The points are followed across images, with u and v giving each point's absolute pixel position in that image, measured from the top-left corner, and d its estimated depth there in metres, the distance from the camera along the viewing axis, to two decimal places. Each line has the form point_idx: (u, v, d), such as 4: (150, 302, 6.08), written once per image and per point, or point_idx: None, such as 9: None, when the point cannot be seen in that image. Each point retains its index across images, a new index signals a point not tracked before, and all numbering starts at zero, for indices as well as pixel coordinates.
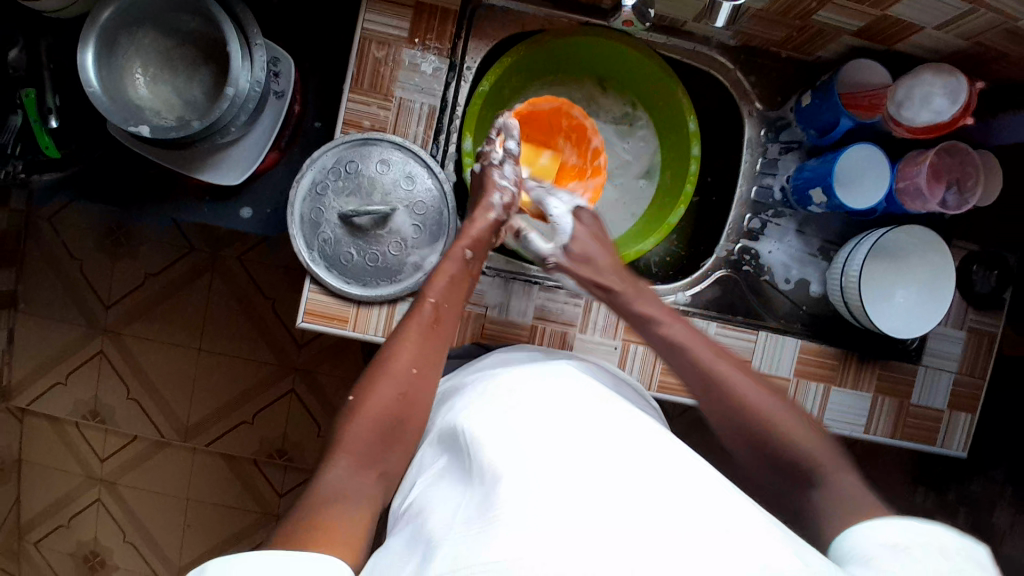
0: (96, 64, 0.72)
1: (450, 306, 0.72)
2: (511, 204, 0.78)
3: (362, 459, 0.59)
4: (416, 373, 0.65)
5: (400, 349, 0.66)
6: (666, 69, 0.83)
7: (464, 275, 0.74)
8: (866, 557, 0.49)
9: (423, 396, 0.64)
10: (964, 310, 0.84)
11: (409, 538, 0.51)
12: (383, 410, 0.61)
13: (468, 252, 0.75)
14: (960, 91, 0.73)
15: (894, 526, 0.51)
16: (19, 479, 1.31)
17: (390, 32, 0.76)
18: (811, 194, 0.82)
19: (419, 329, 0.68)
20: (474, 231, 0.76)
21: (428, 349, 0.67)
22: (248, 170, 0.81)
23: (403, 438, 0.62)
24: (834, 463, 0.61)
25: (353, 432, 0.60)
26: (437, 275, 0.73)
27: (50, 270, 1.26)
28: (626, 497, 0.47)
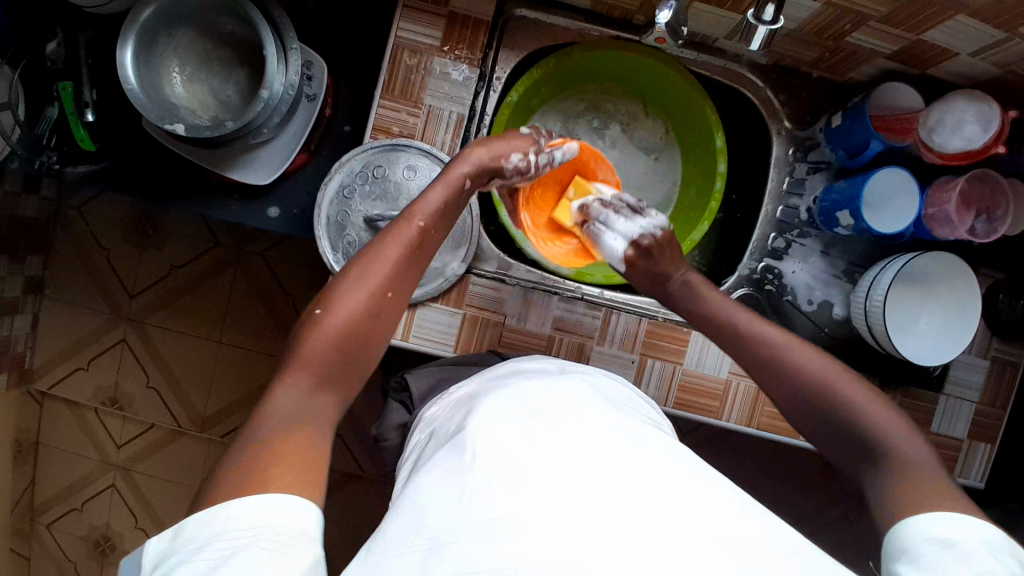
0: (135, 63, 0.74)
1: (439, 228, 0.68)
2: (523, 168, 0.74)
3: (320, 376, 0.56)
4: (391, 295, 0.61)
5: (378, 262, 0.62)
6: (696, 86, 0.83)
7: (456, 198, 0.69)
8: (919, 554, 0.47)
9: (390, 316, 0.61)
10: (988, 339, 0.83)
11: (407, 525, 0.50)
12: (344, 326, 0.58)
13: (467, 181, 0.70)
14: (992, 120, 0.72)
15: (953, 523, 0.48)
16: (37, 461, 1.34)
17: (422, 40, 0.77)
18: (838, 216, 0.81)
19: (401, 244, 0.64)
20: (473, 163, 0.71)
21: (408, 269, 0.64)
22: (276, 172, 0.83)
23: (358, 363, 0.59)
24: (899, 431, 0.57)
25: (311, 346, 0.56)
26: (431, 192, 0.68)
27: (78, 257, 1.29)
28: (634, 519, 0.46)
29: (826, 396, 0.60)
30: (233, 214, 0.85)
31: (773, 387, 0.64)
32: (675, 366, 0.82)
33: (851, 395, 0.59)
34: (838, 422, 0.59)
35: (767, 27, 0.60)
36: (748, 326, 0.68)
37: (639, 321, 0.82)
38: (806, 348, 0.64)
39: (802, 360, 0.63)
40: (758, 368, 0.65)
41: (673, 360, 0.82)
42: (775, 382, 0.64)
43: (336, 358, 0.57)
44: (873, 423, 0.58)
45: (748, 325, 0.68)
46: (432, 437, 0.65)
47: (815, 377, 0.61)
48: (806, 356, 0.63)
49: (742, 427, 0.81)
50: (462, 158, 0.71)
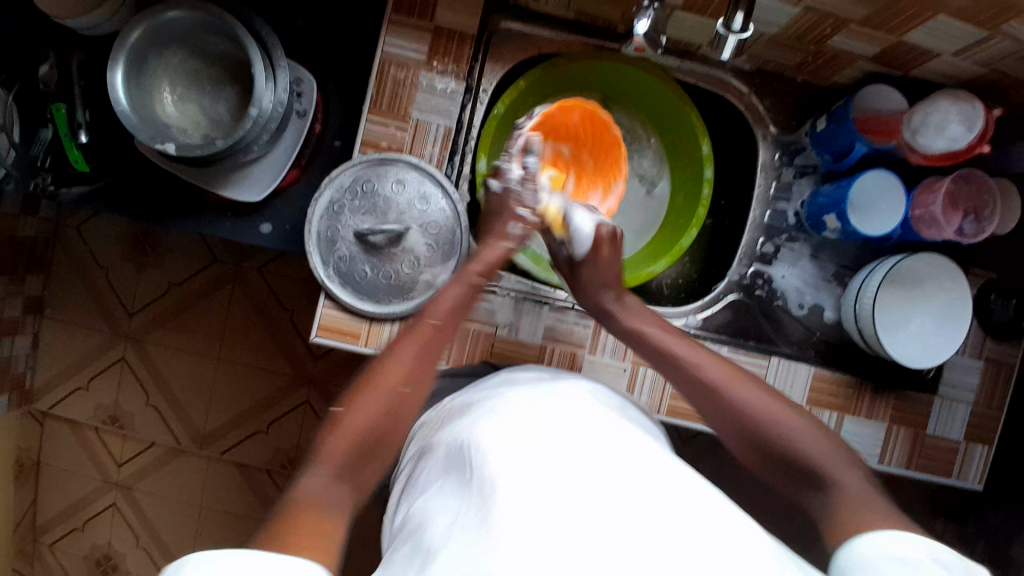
0: (125, 83, 0.75)
1: (450, 323, 0.69)
2: (527, 234, 0.75)
3: (339, 470, 0.58)
4: (405, 390, 0.63)
5: (393, 360, 0.64)
6: (681, 95, 0.84)
7: (470, 295, 0.71)
8: (877, 569, 0.49)
9: (410, 412, 0.63)
10: (982, 339, 0.83)
11: (410, 544, 0.51)
12: (368, 426, 0.60)
13: (480, 279, 0.72)
14: (976, 119, 0.72)
15: (904, 539, 0.51)
16: (37, 482, 1.34)
17: (409, 55, 0.78)
18: (824, 220, 0.82)
19: (414, 340, 0.66)
20: (489, 256, 0.73)
21: (424, 365, 0.65)
22: (268, 188, 0.84)
23: (378, 456, 0.61)
24: (837, 466, 0.60)
25: (333, 442, 0.59)
26: (443, 293, 0.70)
27: (78, 277, 1.30)
28: (623, 524, 0.47)
29: (773, 433, 0.62)
30: (225, 230, 0.86)
31: (720, 425, 0.65)
32: None
33: (795, 431, 0.62)
34: (776, 452, 0.61)
35: (736, 35, 0.62)
36: (694, 363, 0.68)
37: None
38: (752, 388, 0.65)
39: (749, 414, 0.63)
40: (702, 401, 0.67)
41: None
42: (720, 416, 0.65)
43: (360, 442, 0.59)
44: (813, 454, 0.60)
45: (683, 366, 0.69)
46: (424, 451, 0.65)
47: (750, 407, 0.63)
48: (762, 404, 0.63)
49: None
50: (477, 256, 0.73)
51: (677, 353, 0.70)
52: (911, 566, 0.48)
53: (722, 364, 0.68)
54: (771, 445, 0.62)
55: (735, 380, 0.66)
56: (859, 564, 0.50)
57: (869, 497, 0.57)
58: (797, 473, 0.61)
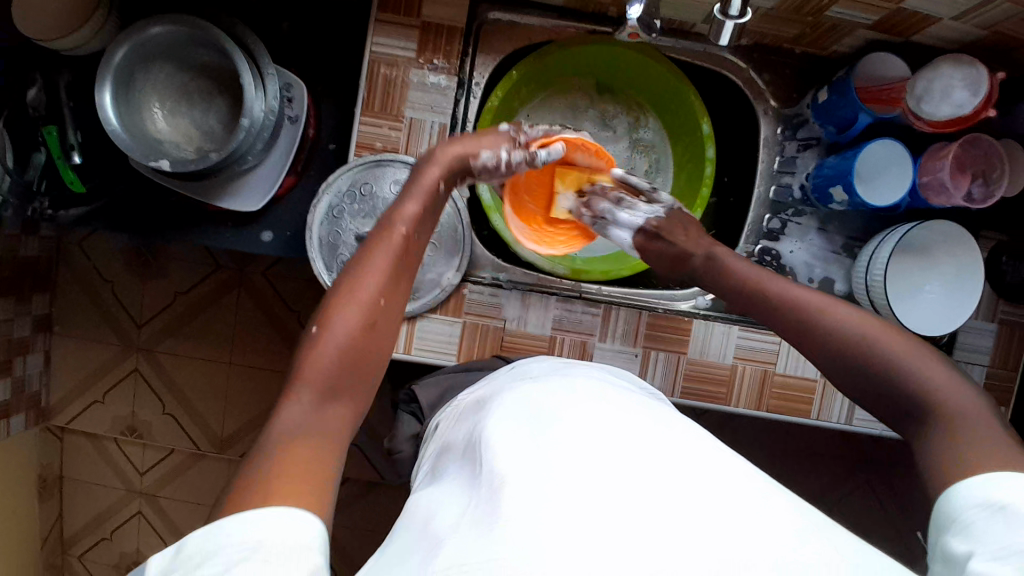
0: (114, 103, 0.74)
1: (422, 236, 0.70)
2: (496, 167, 0.74)
3: (323, 389, 0.57)
4: (382, 300, 0.64)
5: (367, 274, 0.64)
6: (677, 74, 0.83)
7: (437, 204, 0.72)
8: (970, 520, 0.47)
9: (388, 321, 0.64)
10: (995, 302, 0.82)
11: (418, 531, 0.52)
12: (345, 343, 0.60)
13: (442, 183, 0.72)
14: (981, 82, 0.71)
15: (1018, 480, 0.47)
16: (61, 495, 1.36)
17: (398, 54, 0.76)
18: (831, 192, 0.80)
19: (387, 253, 0.66)
20: (446, 158, 0.72)
21: (396, 278, 0.66)
22: (267, 196, 0.83)
23: (365, 374, 0.61)
24: (948, 391, 0.56)
25: (313, 360, 0.59)
26: (408, 201, 0.70)
27: (85, 292, 1.30)
28: (632, 508, 0.46)
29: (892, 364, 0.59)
30: (227, 242, 0.86)
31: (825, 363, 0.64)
32: (680, 356, 0.81)
33: (910, 357, 0.59)
34: (892, 386, 0.59)
35: (734, 21, 0.61)
36: (785, 300, 0.67)
37: (639, 314, 0.81)
38: (849, 314, 0.63)
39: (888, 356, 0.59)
40: (800, 337, 0.66)
41: (677, 349, 0.82)
42: (823, 351, 0.63)
43: (343, 357, 0.59)
44: (931, 386, 0.57)
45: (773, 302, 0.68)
46: (442, 451, 0.65)
47: (855, 332, 0.61)
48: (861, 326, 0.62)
49: (752, 411, 0.81)
50: (431, 161, 0.72)
51: (765, 286, 0.70)
52: (1007, 513, 0.45)
53: (830, 298, 0.65)
54: (885, 376, 0.59)
55: (840, 309, 0.64)
56: (957, 519, 0.48)
57: (988, 424, 0.53)
58: (909, 411, 0.58)
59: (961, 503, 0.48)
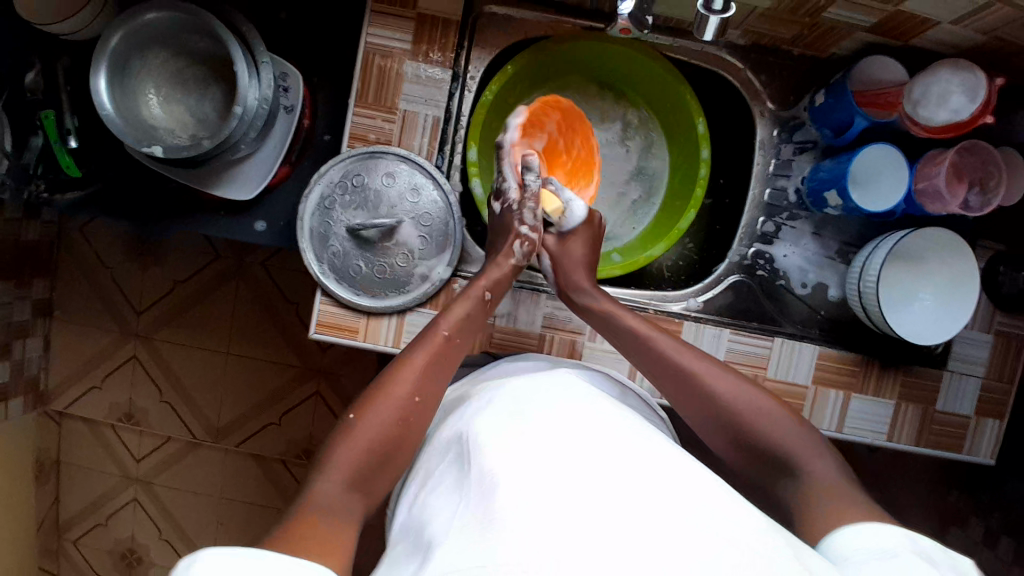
0: (109, 87, 0.74)
1: (463, 340, 0.70)
2: (487, 234, 0.75)
3: (352, 476, 0.56)
4: (417, 400, 0.62)
5: (408, 372, 0.63)
6: (673, 71, 0.82)
7: (482, 313, 0.73)
8: (855, 559, 0.49)
9: (423, 418, 0.62)
10: (991, 313, 0.81)
11: (410, 538, 0.51)
12: (381, 437, 0.59)
13: (488, 293, 0.74)
14: (978, 89, 0.70)
15: (883, 530, 0.51)
16: (58, 480, 1.37)
17: (394, 45, 0.76)
18: (825, 197, 0.80)
19: (433, 355, 0.66)
20: (493, 274, 0.75)
21: (436, 376, 0.65)
22: (259, 186, 0.83)
23: (394, 463, 0.59)
24: (807, 455, 0.60)
25: (343, 452, 0.57)
26: (452, 308, 0.71)
27: (84, 278, 1.30)
28: (620, 525, 0.45)
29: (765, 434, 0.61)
30: (221, 231, 0.86)
31: (701, 422, 0.65)
32: None
33: (780, 424, 0.62)
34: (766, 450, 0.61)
35: (717, 16, 0.62)
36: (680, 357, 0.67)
37: (629, 314, 0.81)
38: (721, 376, 0.65)
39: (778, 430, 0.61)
40: (684, 394, 0.66)
41: None
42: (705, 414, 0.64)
43: (377, 447, 0.58)
44: (798, 450, 0.60)
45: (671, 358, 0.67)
46: (426, 442, 0.65)
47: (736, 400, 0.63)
48: (735, 393, 0.63)
49: None
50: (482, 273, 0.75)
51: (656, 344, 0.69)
52: (893, 557, 0.48)
53: (713, 362, 0.66)
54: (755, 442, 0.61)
55: (719, 374, 0.65)
56: (844, 558, 0.50)
57: (841, 487, 0.57)
58: (772, 465, 0.61)
59: (849, 546, 0.51)
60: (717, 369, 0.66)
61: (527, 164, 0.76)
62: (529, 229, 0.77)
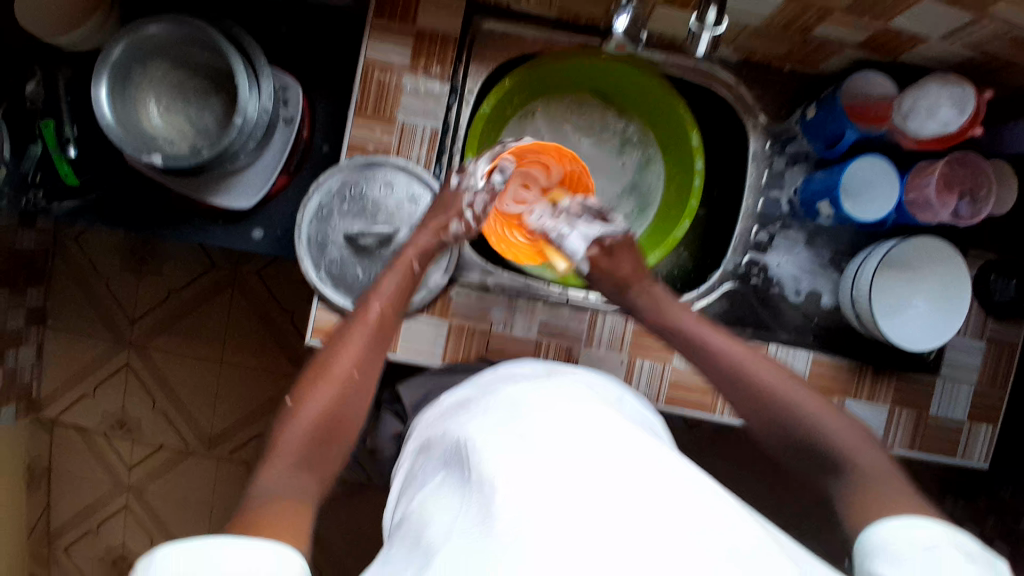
0: (109, 97, 0.74)
1: (396, 310, 0.71)
2: (465, 232, 0.77)
3: (301, 458, 0.58)
4: (357, 375, 0.64)
5: (344, 349, 0.65)
6: (667, 85, 0.83)
7: (410, 284, 0.73)
8: (896, 554, 0.50)
9: (358, 397, 0.64)
10: (983, 320, 0.83)
11: (408, 542, 0.52)
12: (321, 413, 0.61)
13: (416, 263, 0.73)
14: (966, 102, 0.71)
15: (924, 526, 0.51)
16: (48, 487, 1.35)
17: (393, 58, 0.77)
18: (818, 206, 0.81)
19: (361, 328, 0.67)
20: (419, 242, 0.74)
21: (373, 353, 0.67)
22: (257, 196, 0.84)
23: (341, 438, 0.62)
24: (854, 445, 0.61)
25: (289, 434, 0.59)
26: (384, 280, 0.72)
27: (79, 286, 1.30)
28: (617, 529, 0.45)
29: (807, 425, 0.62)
30: (219, 239, 0.86)
31: (744, 410, 0.67)
32: (665, 365, 0.82)
33: (821, 416, 0.63)
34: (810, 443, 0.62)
35: (711, 31, 0.63)
36: (724, 351, 0.70)
37: (625, 322, 0.82)
38: (764, 366, 0.67)
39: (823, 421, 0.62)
40: (727, 384, 0.68)
41: (662, 358, 0.82)
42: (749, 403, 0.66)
43: (319, 426, 0.60)
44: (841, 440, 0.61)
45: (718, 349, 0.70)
46: (424, 446, 0.65)
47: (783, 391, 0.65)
48: (785, 386, 0.65)
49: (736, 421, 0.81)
50: (410, 241, 0.74)
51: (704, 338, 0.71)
52: (935, 554, 0.49)
53: (746, 351, 0.69)
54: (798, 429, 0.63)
55: (760, 366, 0.67)
56: (885, 550, 0.51)
57: (887, 470, 0.59)
58: (812, 455, 0.62)
59: (888, 537, 0.52)
60: (756, 360, 0.68)
61: (490, 184, 0.77)
62: (470, 213, 0.76)
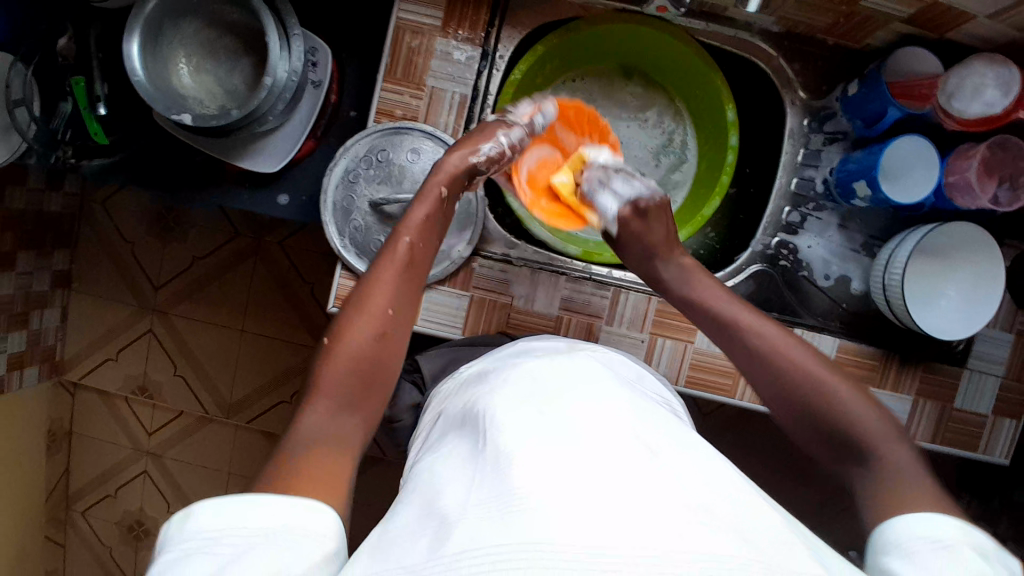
0: (141, 54, 0.74)
1: (427, 244, 0.68)
2: (497, 157, 0.74)
3: (336, 404, 0.55)
4: (392, 312, 0.61)
5: (377, 287, 0.62)
6: (703, 57, 0.81)
7: (441, 214, 0.70)
8: (911, 552, 0.47)
9: (398, 335, 0.61)
10: (1014, 313, 0.80)
11: (422, 507, 0.49)
12: (362, 352, 0.58)
13: (446, 189, 0.70)
14: (1013, 83, 0.70)
15: (942, 521, 0.48)
16: (70, 449, 1.38)
17: (424, 22, 0.76)
18: (854, 187, 0.79)
19: (393, 265, 0.64)
20: (449, 167, 0.71)
21: (407, 289, 0.64)
22: (285, 159, 0.83)
23: (378, 384, 0.58)
24: (884, 435, 0.56)
25: (327, 378, 0.56)
26: (413, 213, 0.69)
27: (104, 250, 1.32)
28: (639, 506, 0.44)
29: (836, 417, 0.57)
30: (244, 203, 0.86)
31: (767, 391, 0.62)
32: (687, 344, 0.80)
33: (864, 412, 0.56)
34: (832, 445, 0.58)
35: None
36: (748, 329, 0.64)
37: (648, 299, 0.81)
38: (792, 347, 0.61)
39: (867, 422, 0.56)
40: (753, 366, 0.63)
41: (683, 338, 0.81)
42: (771, 384, 0.61)
43: (359, 371, 0.57)
44: (876, 435, 0.56)
45: (742, 331, 0.65)
46: (441, 419, 0.64)
47: (815, 381, 0.59)
48: (804, 361, 0.60)
49: (757, 406, 0.80)
50: (438, 168, 0.71)
51: (721, 312, 0.67)
52: (951, 550, 0.46)
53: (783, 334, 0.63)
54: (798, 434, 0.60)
55: (789, 347, 0.61)
56: (899, 548, 0.48)
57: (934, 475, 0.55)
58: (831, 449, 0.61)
59: (906, 533, 0.49)
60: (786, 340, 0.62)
61: (532, 124, 0.78)
62: (507, 139, 0.75)
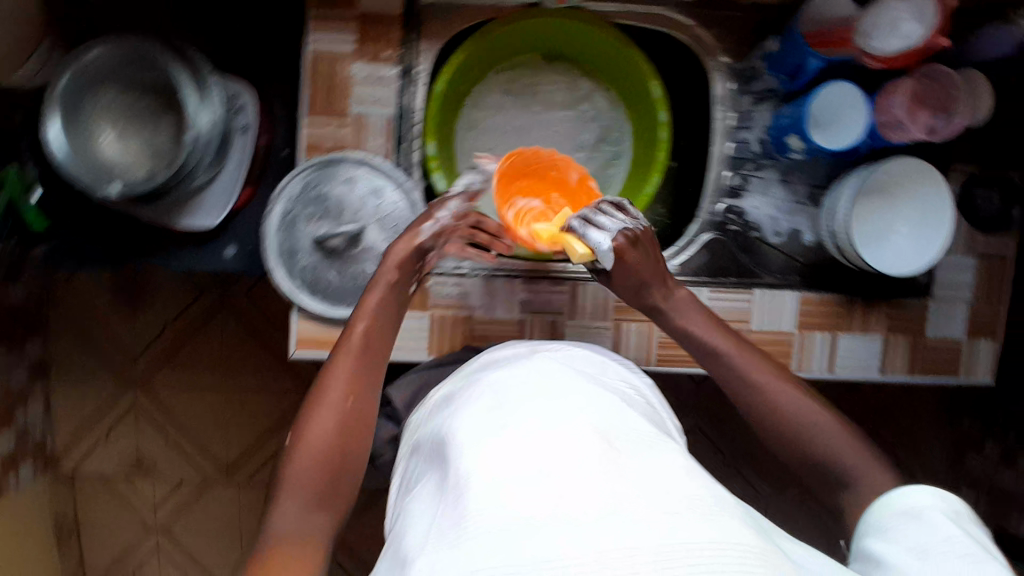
0: (62, 134, 0.75)
1: (384, 327, 0.68)
2: (443, 230, 0.73)
3: (315, 496, 0.56)
4: (351, 401, 0.61)
5: (333, 380, 0.62)
6: (621, 37, 0.81)
7: (397, 297, 0.71)
8: (890, 531, 0.52)
9: (361, 422, 0.61)
10: (971, 236, 0.81)
11: (392, 555, 0.48)
12: (326, 445, 0.58)
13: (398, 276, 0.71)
14: (927, 11, 0.69)
15: (924, 493, 0.54)
16: (78, 541, 1.33)
17: (338, 50, 0.76)
18: (787, 141, 0.80)
19: (349, 355, 0.64)
20: (399, 254, 0.71)
21: (369, 377, 0.64)
22: (224, 211, 0.82)
23: (347, 479, 0.58)
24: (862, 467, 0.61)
25: (296, 474, 0.56)
26: (367, 300, 0.69)
27: (75, 333, 1.30)
28: (598, 514, 0.42)
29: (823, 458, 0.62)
30: (190, 262, 0.85)
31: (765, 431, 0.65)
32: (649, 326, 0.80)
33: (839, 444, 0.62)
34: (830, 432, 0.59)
35: None
36: (736, 360, 0.67)
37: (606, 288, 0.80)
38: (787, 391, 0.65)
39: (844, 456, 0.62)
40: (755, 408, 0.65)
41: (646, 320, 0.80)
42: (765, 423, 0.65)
43: (326, 464, 0.57)
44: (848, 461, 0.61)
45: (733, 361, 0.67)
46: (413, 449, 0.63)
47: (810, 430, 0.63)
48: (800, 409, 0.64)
49: None
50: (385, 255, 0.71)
51: (732, 356, 0.68)
52: (922, 518, 0.51)
53: (773, 370, 0.66)
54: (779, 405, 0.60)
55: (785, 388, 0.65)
56: (880, 528, 0.53)
57: None
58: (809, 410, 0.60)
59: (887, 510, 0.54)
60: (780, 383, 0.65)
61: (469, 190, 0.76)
62: (450, 216, 0.74)
